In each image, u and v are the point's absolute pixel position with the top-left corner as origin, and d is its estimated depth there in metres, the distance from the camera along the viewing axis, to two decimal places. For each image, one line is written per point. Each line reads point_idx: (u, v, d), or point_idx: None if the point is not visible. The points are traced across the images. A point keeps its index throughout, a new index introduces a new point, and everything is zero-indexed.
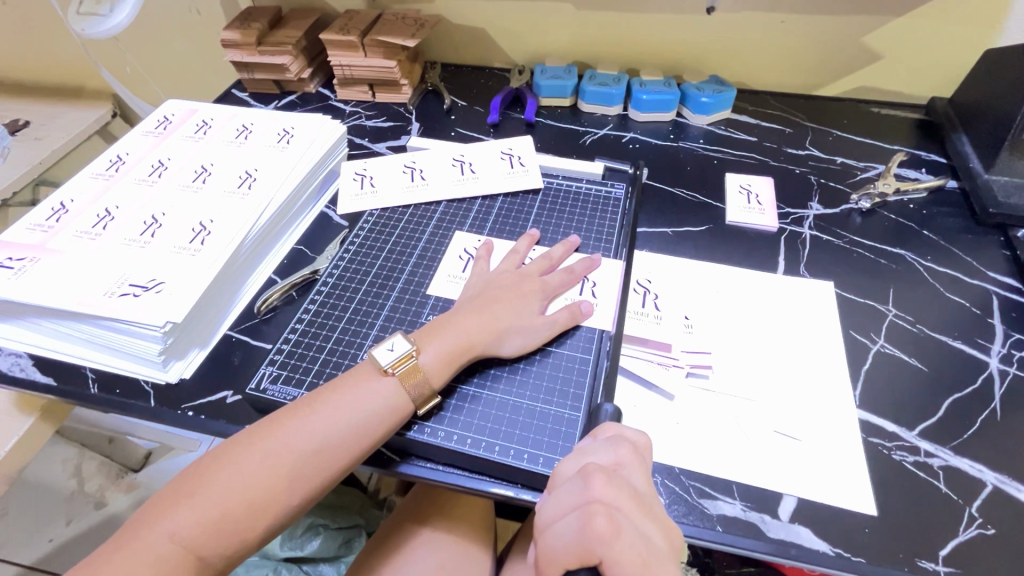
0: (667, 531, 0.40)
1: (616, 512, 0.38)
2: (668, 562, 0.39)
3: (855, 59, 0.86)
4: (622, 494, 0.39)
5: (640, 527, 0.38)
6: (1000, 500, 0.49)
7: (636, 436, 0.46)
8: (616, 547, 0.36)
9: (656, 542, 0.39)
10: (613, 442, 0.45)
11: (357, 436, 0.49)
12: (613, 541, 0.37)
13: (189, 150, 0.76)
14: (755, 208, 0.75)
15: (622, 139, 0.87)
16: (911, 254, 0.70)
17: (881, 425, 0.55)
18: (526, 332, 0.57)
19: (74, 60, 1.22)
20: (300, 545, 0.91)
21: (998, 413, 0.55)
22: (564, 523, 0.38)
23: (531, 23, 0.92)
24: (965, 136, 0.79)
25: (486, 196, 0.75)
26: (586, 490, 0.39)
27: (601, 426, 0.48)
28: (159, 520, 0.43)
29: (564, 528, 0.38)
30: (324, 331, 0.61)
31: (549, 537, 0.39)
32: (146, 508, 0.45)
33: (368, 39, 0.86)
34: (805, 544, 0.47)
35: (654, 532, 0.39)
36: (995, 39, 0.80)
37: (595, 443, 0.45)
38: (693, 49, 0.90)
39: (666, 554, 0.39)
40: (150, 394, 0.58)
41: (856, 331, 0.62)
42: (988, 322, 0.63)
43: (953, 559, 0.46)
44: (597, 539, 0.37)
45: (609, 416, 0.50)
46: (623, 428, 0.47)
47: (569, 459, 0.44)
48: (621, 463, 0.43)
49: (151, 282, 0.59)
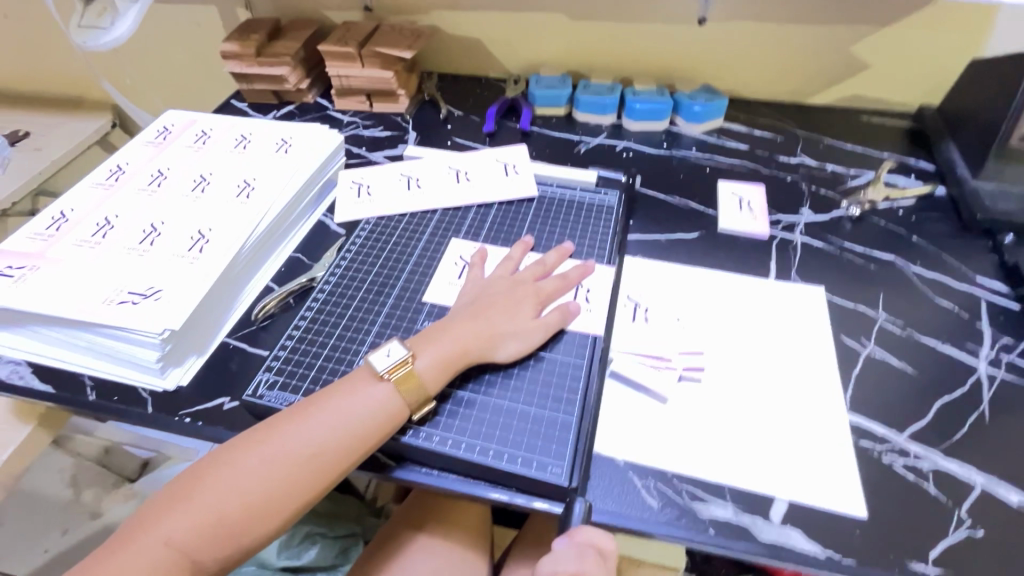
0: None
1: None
2: None
3: (845, 68, 0.88)
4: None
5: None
6: (989, 502, 0.50)
7: (603, 540, 0.46)
8: None
9: None
10: (581, 548, 0.45)
11: (354, 440, 0.49)
12: None
13: (189, 160, 0.77)
14: (746, 214, 0.76)
15: (616, 147, 0.88)
16: (900, 259, 0.71)
17: (872, 428, 0.55)
18: (521, 337, 0.58)
19: (74, 70, 1.23)
20: (298, 554, 0.91)
21: (987, 415, 0.56)
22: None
23: (526, 34, 0.94)
24: (953, 143, 0.80)
25: (482, 204, 0.76)
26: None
27: (576, 529, 0.47)
28: (156, 523, 0.44)
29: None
30: (321, 337, 0.62)
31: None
32: (142, 511, 0.45)
33: (366, 50, 0.87)
34: (796, 546, 0.47)
35: None
36: (980, 48, 0.82)
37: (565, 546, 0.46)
38: (686, 58, 0.92)
39: None
40: (147, 401, 0.59)
41: (846, 335, 0.63)
42: (976, 326, 0.64)
43: (942, 560, 0.47)
44: None
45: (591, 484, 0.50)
46: (593, 530, 0.47)
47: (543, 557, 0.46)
48: (585, 575, 0.44)
49: (150, 289, 0.60)
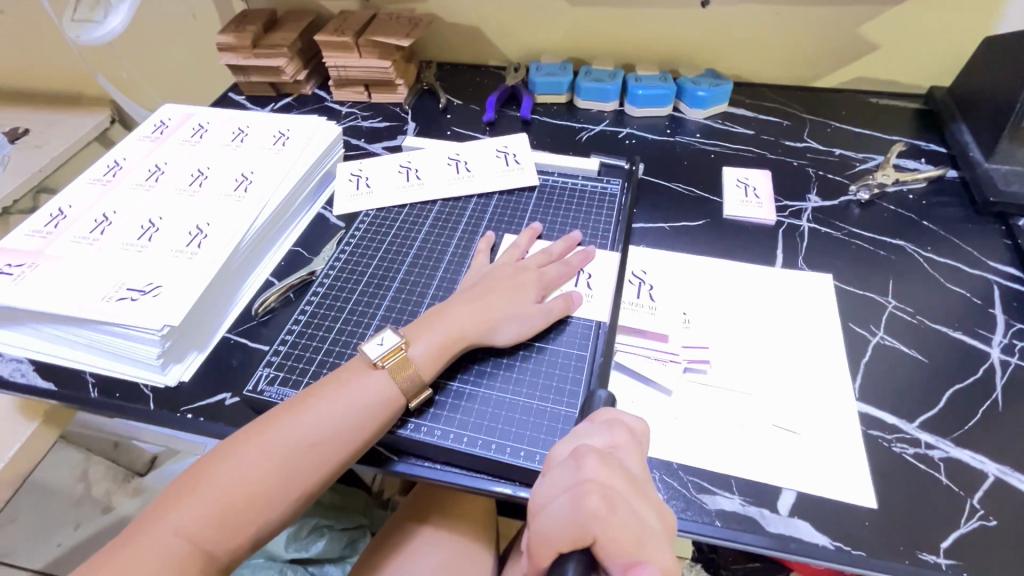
0: (661, 513, 0.39)
1: (611, 491, 0.38)
2: (664, 543, 0.37)
3: (854, 49, 0.86)
4: (617, 475, 0.39)
5: (635, 507, 0.38)
6: (1002, 491, 0.49)
7: (633, 422, 0.45)
8: (610, 524, 0.36)
9: (652, 523, 0.38)
10: (608, 425, 0.44)
11: (351, 425, 0.49)
12: (608, 517, 0.36)
13: (186, 154, 0.77)
14: (752, 201, 0.75)
15: (618, 135, 0.87)
16: (910, 245, 0.69)
17: (881, 418, 0.54)
18: (520, 321, 0.57)
19: (72, 66, 1.23)
20: (306, 546, 0.91)
21: (1000, 403, 0.55)
22: (555, 505, 0.37)
23: (525, 20, 0.92)
24: (965, 125, 0.78)
25: (482, 194, 0.75)
26: (579, 472, 0.39)
27: (598, 411, 0.47)
28: (162, 516, 0.44)
29: (558, 508, 0.37)
30: (321, 331, 0.61)
31: (542, 519, 0.38)
32: (148, 506, 0.45)
33: (363, 40, 0.86)
34: (805, 538, 0.47)
35: (649, 513, 0.38)
36: (993, 26, 0.80)
37: (591, 425, 0.45)
38: (689, 43, 0.90)
39: (661, 534, 0.38)
40: (149, 397, 0.59)
41: (855, 323, 0.62)
42: (989, 311, 0.62)
43: (954, 552, 0.46)
44: (593, 516, 0.36)
45: (603, 401, 0.50)
46: (621, 413, 0.47)
47: (564, 440, 0.45)
48: (616, 446, 0.43)
49: (148, 286, 0.60)
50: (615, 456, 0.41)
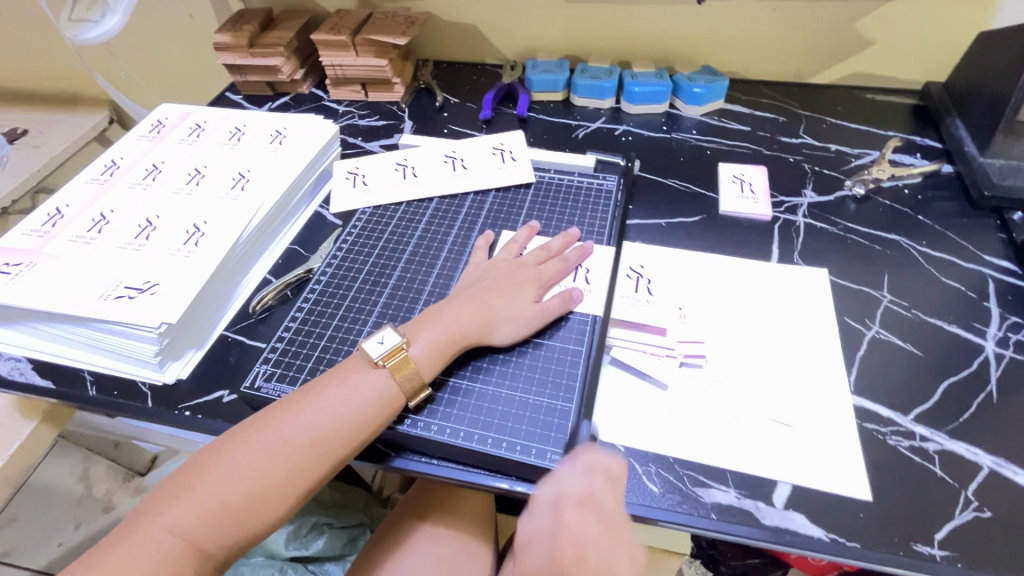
0: (633, 552, 0.44)
1: (584, 542, 0.43)
2: None
3: (849, 45, 0.86)
4: (591, 524, 0.44)
5: (607, 554, 0.42)
6: (997, 483, 0.49)
7: (610, 462, 0.47)
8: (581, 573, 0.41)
9: (623, 568, 0.42)
10: (588, 468, 0.46)
11: (349, 424, 0.49)
12: (580, 567, 0.42)
13: (183, 153, 0.77)
14: (748, 197, 0.75)
15: (615, 132, 0.87)
16: (906, 239, 0.70)
17: (876, 410, 0.54)
18: (518, 320, 0.58)
19: (69, 66, 1.23)
20: (306, 544, 0.91)
21: (994, 396, 0.55)
22: (536, 549, 0.44)
23: (522, 17, 0.92)
24: (960, 120, 0.78)
25: (479, 191, 0.75)
26: (557, 520, 0.44)
27: (579, 446, 0.49)
28: (158, 514, 0.44)
29: (537, 553, 0.43)
30: (318, 328, 0.62)
31: (525, 557, 0.44)
32: (145, 503, 0.45)
33: (359, 38, 0.86)
34: (799, 530, 0.47)
35: (620, 558, 0.43)
36: (988, 21, 0.80)
37: (571, 464, 0.47)
38: (685, 40, 0.90)
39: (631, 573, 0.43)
40: (147, 395, 0.59)
41: (851, 317, 0.62)
42: (984, 305, 0.62)
43: (949, 543, 0.46)
44: (564, 565, 0.42)
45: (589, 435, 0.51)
46: (598, 450, 0.48)
47: (547, 477, 0.48)
48: (595, 491, 0.45)
49: (146, 284, 0.60)
50: (592, 504, 0.44)
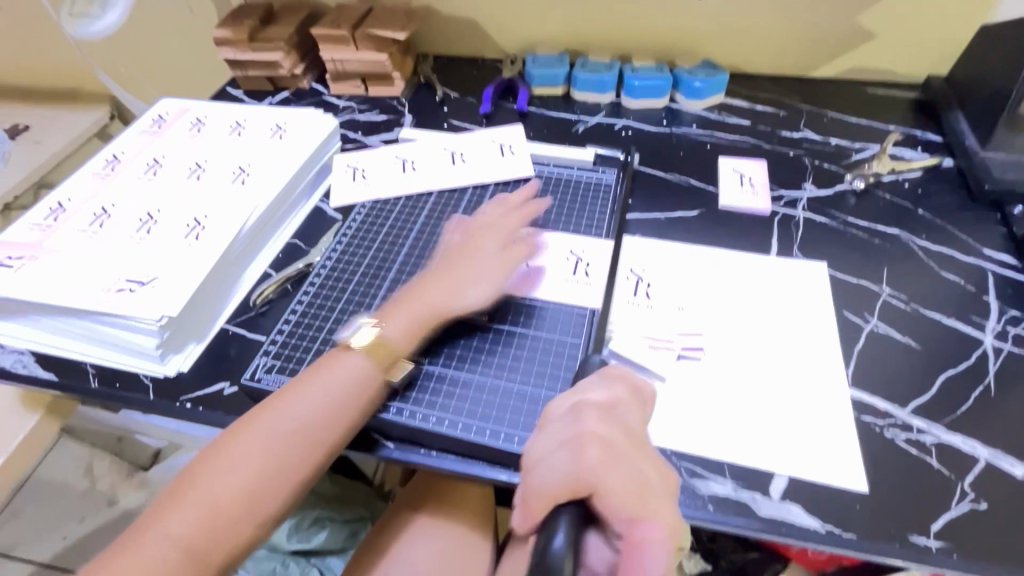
0: (659, 470, 0.40)
1: (611, 447, 0.39)
2: (665, 499, 0.38)
3: (851, 38, 0.86)
4: (616, 431, 0.40)
5: (636, 463, 0.39)
6: (994, 475, 0.49)
7: (635, 380, 0.46)
8: (609, 473, 0.37)
9: (652, 478, 0.39)
10: (611, 381, 0.46)
11: (335, 410, 0.50)
12: (607, 466, 0.37)
13: (184, 148, 0.77)
14: (748, 190, 0.75)
15: (615, 126, 0.87)
16: (906, 233, 0.70)
17: (874, 403, 0.54)
18: (487, 282, 0.59)
19: (71, 62, 1.23)
20: (307, 537, 0.92)
21: (992, 389, 0.55)
22: (554, 459, 0.38)
23: (522, 11, 0.92)
24: (961, 112, 0.78)
25: (478, 184, 0.76)
26: (578, 425, 0.40)
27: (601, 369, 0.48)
28: (153, 525, 0.43)
29: (556, 460, 0.38)
30: (318, 320, 0.62)
31: (539, 471, 0.38)
32: (138, 521, 0.44)
33: (359, 32, 0.86)
34: (795, 522, 0.47)
35: (648, 470, 0.39)
36: (990, 14, 0.80)
37: (590, 382, 0.46)
38: (685, 34, 0.90)
39: (660, 490, 0.39)
40: (149, 387, 0.59)
41: (849, 311, 0.62)
42: (983, 298, 0.62)
43: (944, 534, 0.46)
44: (590, 464, 0.37)
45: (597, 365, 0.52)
46: (628, 371, 0.48)
47: (559, 399, 0.45)
48: (616, 403, 0.43)
49: (147, 277, 0.60)
50: (613, 415, 0.42)
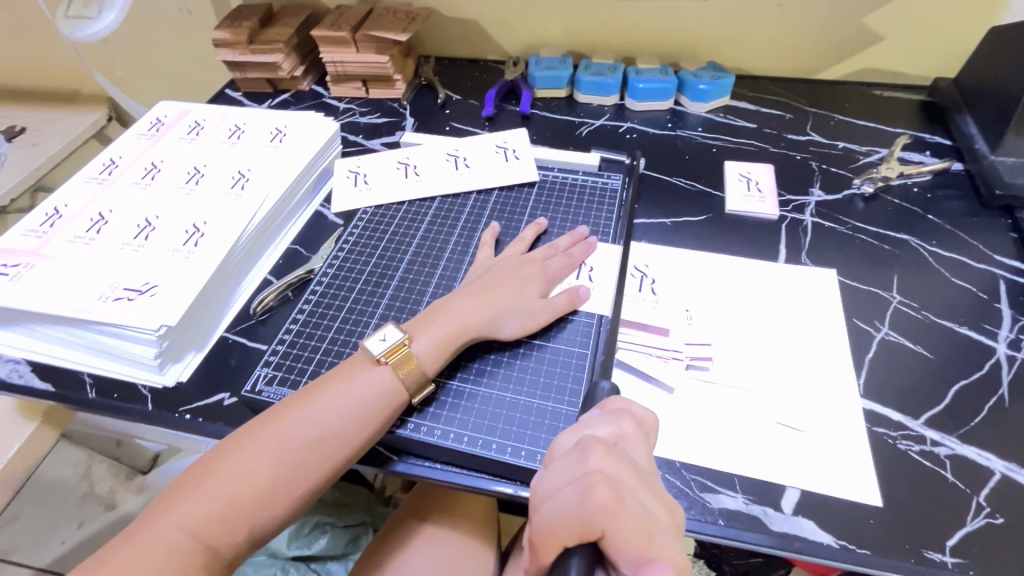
0: (669, 506, 0.37)
1: (620, 483, 0.35)
2: (674, 538, 0.35)
3: (858, 41, 0.85)
4: (624, 468, 0.36)
5: (645, 501, 0.35)
6: (1009, 489, 0.48)
7: (642, 415, 0.44)
8: (619, 517, 0.33)
9: (661, 518, 0.35)
10: (616, 415, 0.42)
11: (357, 420, 0.48)
12: (617, 510, 0.33)
13: (183, 152, 0.76)
14: (755, 195, 0.74)
15: (619, 129, 0.86)
16: (915, 239, 0.69)
17: (886, 414, 0.54)
18: (524, 314, 0.57)
19: (68, 64, 1.22)
20: (308, 543, 0.91)
21: (1006, 399, 0.54)
22: (561, 498, 0.35)
23: (525, 13, 0.91)
24: (970, 116, 0.77)
25: (481, 190, 0.74)
26: (584, 462, 0.36)
27: (607, 400, 0.46)
28: (167, 511, 0.43)
29: (563, 501, 0.34)
30: (320, 330, 0.61)
31: (544, 513, 0.35)
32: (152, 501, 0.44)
33: (360, 34, 0.85)
34: (808, 537, 0.46)
35: (657, 508, 0.36)
36: (999, 16, 0.79)
37: (597, 415, 0.43)
38: (691, 36, 0.89)
39: (671, 529, 0.35)
40: (148, 398, 0.58)
41: (860, 319, 0.61)
42: (995, 306, 0.61)
43: (960, 550, 0.45)
44: (600, 509, 0.33)
45: (607, 392, 0.49)
46: (630, 403, 0.45)
47: (569, 430, 0.42)
48: (623, 439, 0.40)
49: (145, 285, 0.59)
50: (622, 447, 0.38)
